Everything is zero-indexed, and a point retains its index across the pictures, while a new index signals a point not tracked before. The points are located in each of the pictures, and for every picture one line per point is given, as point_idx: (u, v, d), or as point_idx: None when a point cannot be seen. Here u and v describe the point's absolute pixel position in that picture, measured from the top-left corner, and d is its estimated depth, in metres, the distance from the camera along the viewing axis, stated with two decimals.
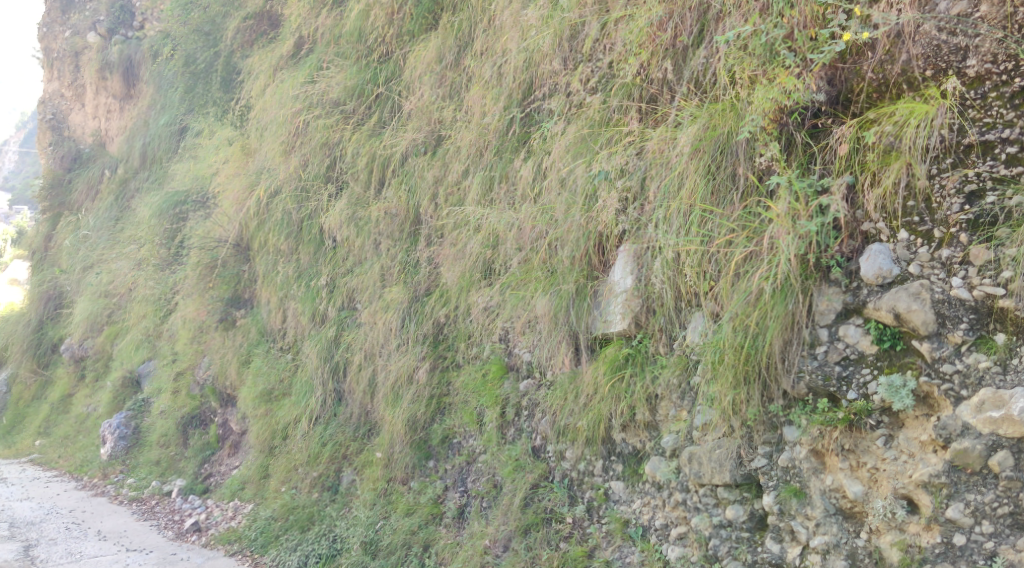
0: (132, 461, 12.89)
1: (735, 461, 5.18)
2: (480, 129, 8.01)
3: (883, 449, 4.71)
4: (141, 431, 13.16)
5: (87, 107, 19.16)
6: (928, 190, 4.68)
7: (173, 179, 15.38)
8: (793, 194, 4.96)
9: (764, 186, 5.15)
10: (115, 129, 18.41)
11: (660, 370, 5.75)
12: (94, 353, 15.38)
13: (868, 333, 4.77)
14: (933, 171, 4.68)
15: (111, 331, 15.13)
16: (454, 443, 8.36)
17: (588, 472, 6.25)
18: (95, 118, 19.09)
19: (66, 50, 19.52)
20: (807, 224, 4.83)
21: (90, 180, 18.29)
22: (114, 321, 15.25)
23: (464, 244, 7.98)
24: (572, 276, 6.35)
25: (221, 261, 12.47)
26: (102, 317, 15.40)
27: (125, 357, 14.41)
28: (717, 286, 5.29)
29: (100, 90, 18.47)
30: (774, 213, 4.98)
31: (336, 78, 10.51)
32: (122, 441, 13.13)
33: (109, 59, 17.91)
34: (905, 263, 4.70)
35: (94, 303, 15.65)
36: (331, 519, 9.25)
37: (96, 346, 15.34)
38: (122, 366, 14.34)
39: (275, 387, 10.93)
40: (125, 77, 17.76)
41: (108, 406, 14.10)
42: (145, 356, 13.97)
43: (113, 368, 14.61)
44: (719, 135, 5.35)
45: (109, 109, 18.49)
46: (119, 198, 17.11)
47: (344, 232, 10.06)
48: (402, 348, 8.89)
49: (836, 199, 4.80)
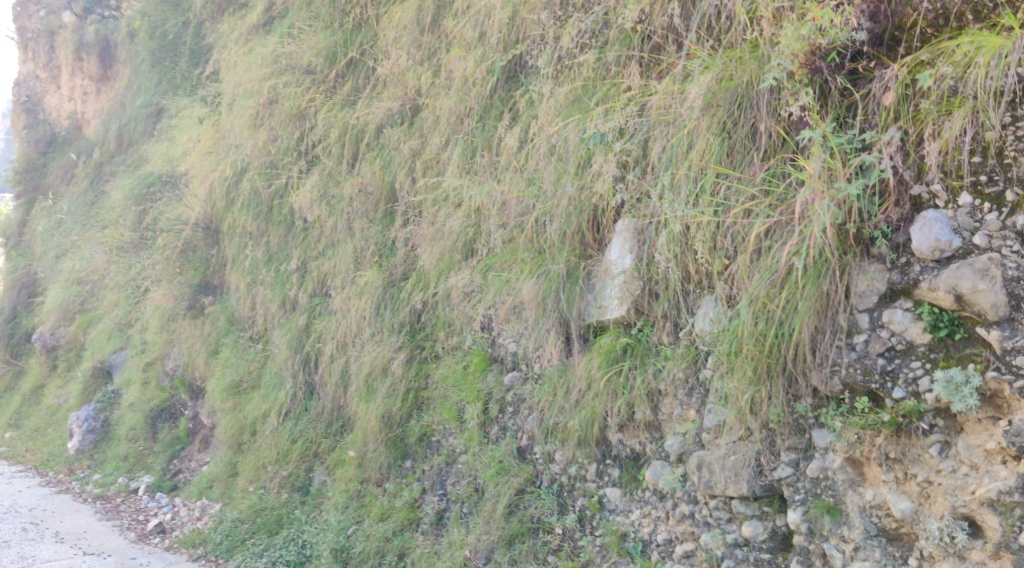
0: (99, 457, 12.07)
1: (754, 470, 4.43)
2: (461, 94, 7.23)
3: (936, 459, 3.95)
4: (111, 424, 12.37)
5: (62, 89, 18.13)
6: (1000, 143, 3.90)
7: (147, 160, 14.48)
8: (827, 152, 4.23)
9: (792, 143, 4.40)
10: (92, 111, 17.30)
11: (663, 362, 5.00)
12: (66, 343, 14.55)
13: (920, 318, 4.00)
14: (1006, 119, 3.89)
15: (82, 320, 14.28)
16: (433, 442, 7.57)
17: (580, 477, 5.49)
18: (70, 100, 17.97)
19: (41, 30, 18.44)
20: (846, 187, 4.11)
21: (66, 164, 17.30)
22: (86, 309, 14.39)
23: (443, 223, 7.18)
24: (562, 255, 5.61)
25: (190, 244, 11.66)
26: (74, 305, 14.56)
27: (94, 346, 13.58)
28: (733, 265, 4.53)
29: (75, 71, 17.45)
30: (804, 174, 4.25)
31: (308, 43, 9.69)
32: (90, 435, 12.33)
33: (86, 39, 16.92)
34: (968, 234, 3.93)
35: (65, 290, 14.83)
36: (302, 523, 8.49)
37: (68, 335, 14.51)
38: (91, 355, 13.51)
39: (244, 378, 10.16)
40: (102, 58, 16.71)
41: (79, 398, 13.30)
42: (116, 346, 13.12)
43: (84, 358, 13.77)
44: (737, 86, 4.60)
45: (86, 91, 17.44)
46: (94, 182, 16.21)
47: (316, 211, 9.26)
48: (377, 337, 8.11)
49: (882, 158, 4.08)
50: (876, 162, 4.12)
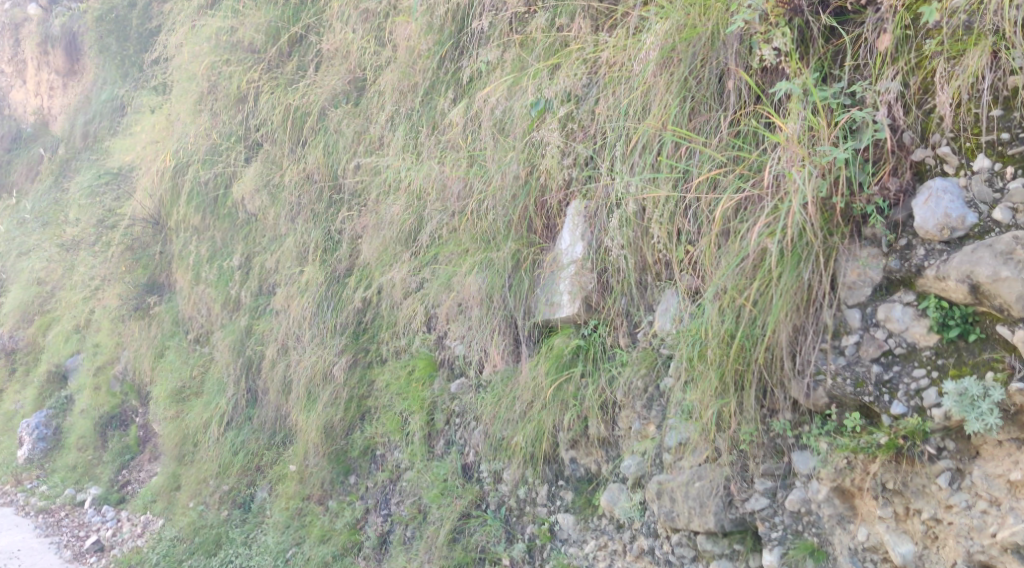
0: (48, 467, 11.17)
1: (722, 501, 3.68)
2: (404, 68, 6.44)
3: (944, 490, 3.22)
4: (63, 431, 11.48)
5: (28, 85, 15.94)
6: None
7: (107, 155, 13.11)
8: (809, 108, 3.48)
9: (768, 99, 3.66)
10: (57, 107, 15.20)
11: (619, 368, 4.26)
12: (25, 345, 13.27)
13: (924, 315, 3.28)
14: None
15: (42, 322, 13.01)
16: (377, 456, 6.79)
17: (530, 500, 4.74)
18: (36, 93, 15.86)
19: (5, 21, 16.19)
20: (832, 151, 3.37)
21: (29, 160, 15.41)
22: (46, 310, 13.06)
23: (384, 211, 6.40)
24: (507, 244, 4.88)
25: (137, 241, 10.65)
26: (33, 306, 13.23)
27: (50, 350, 12.47)
28: (696, 252, 3.80)
29: (41, 65, 15.34)
30: (780, 135, 3.50)
31: (250, 18, 8.86)
32: (42, 443, 11.42)
33: (50, 30, 14.92)
34: (987, 208, 3.21)
35: (22, 290, 13.48)
36: (242, 543, 7.72)
37: (27, 338, 13.23)
38: (46, 358, 12.45)
39: (186, 384, 9.34)
40: (68, 51, 14.80)
41: (33, 404, 12.27)
42: (73, 349, 11.99)
43: (42, 362, 12.53)
44: (701, 34, 3.80)
45: (52, 85, 15.35)
46: (59, 179, 14.49)
47: (257, 202, 8.49)
48: (318, 339, 7.31)
49: (875, 114, 3.36)
50: (869, 120, 3.39)
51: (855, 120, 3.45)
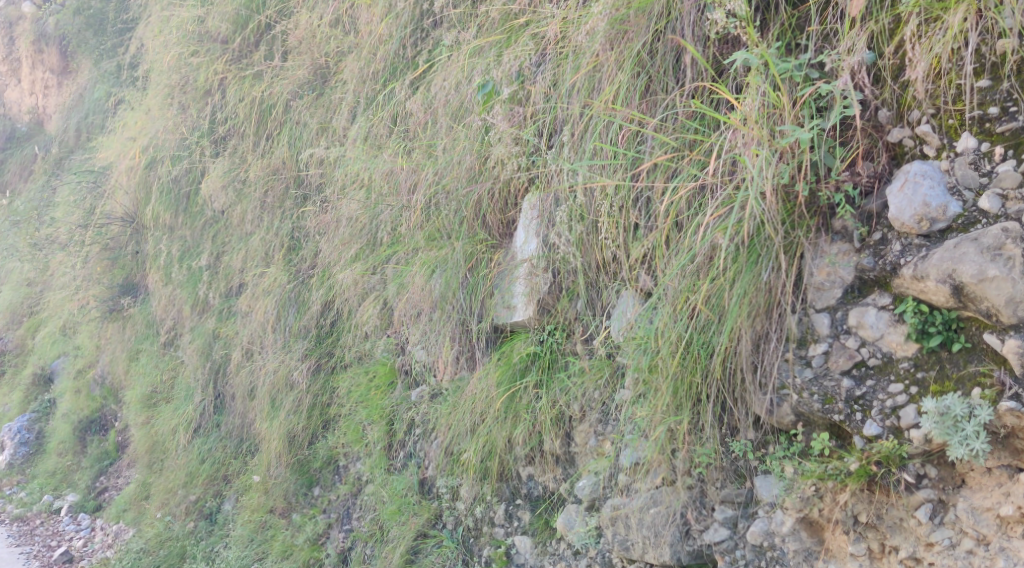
0: (31, 471, 10.04)
1: (680, 531, 3.28)
2: (365, 55, 6.00)
3: (924, 525, 2.82)
4: (45, 436, 10.34)
5: (22, 82, 14.16)
6: (1020, 55, 2.77)
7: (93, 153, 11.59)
8: (769, 82, 3.06)
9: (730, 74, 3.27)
10: (52, 108, 13.39)
11: (574, 377, 3.86)
12: (14, 348, 11.98)
13: (901, 321, 2.89)
14: None
15: (31, 323, 11.65)
16: (340, 468, 6.14)
17: (487, 519, 4.25)
18: (32, 94, 13.94)
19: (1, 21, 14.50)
20: (793, 131, 2.96)
21: (21, 159, 13.71)
22: (36, 311, 11.71)
23: (343, 207, 5.94)
24: (459, 242, 4.47)
25: (113, 240, 9.51)
26: (23, 307, 11.87)
27: (36, 351, 11.25)
28: (648, 250, 3.42)
29: (35, 63, 13.59)
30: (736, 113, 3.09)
31: (217, 7, 8.35)
32: (24, 448, 10.33)
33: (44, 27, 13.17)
34: (972, 195, 2.81)
35: (12, 290, 12.09)
36: (204, 558, 7.13)
37: (16, 339, 11.92)
38: (33, 360, 11.21)
39: (157, 390, 8.61)
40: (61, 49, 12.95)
41: (17, 408, 11.04)
42: (59, 351, 10.82)
43: (30, 364, 11.25)
44: (656, 4, 3.39)
45: (46, 85, 13.49)
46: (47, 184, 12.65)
47: (224, 199, 7.88)
48: (281, 344, 6.57)
49: (840, 87, 2.94)
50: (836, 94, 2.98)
51: (821, 96, 3.05)
